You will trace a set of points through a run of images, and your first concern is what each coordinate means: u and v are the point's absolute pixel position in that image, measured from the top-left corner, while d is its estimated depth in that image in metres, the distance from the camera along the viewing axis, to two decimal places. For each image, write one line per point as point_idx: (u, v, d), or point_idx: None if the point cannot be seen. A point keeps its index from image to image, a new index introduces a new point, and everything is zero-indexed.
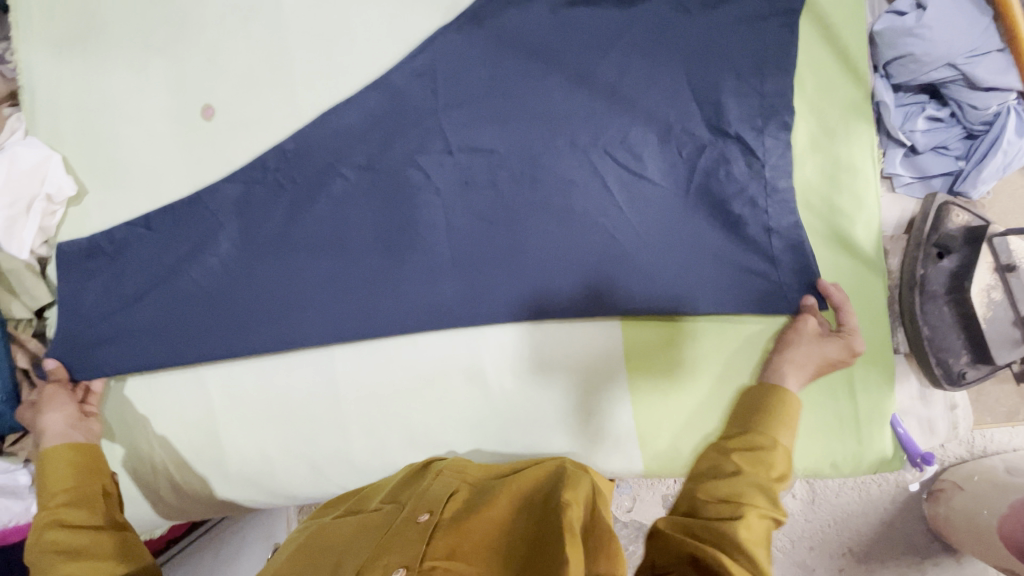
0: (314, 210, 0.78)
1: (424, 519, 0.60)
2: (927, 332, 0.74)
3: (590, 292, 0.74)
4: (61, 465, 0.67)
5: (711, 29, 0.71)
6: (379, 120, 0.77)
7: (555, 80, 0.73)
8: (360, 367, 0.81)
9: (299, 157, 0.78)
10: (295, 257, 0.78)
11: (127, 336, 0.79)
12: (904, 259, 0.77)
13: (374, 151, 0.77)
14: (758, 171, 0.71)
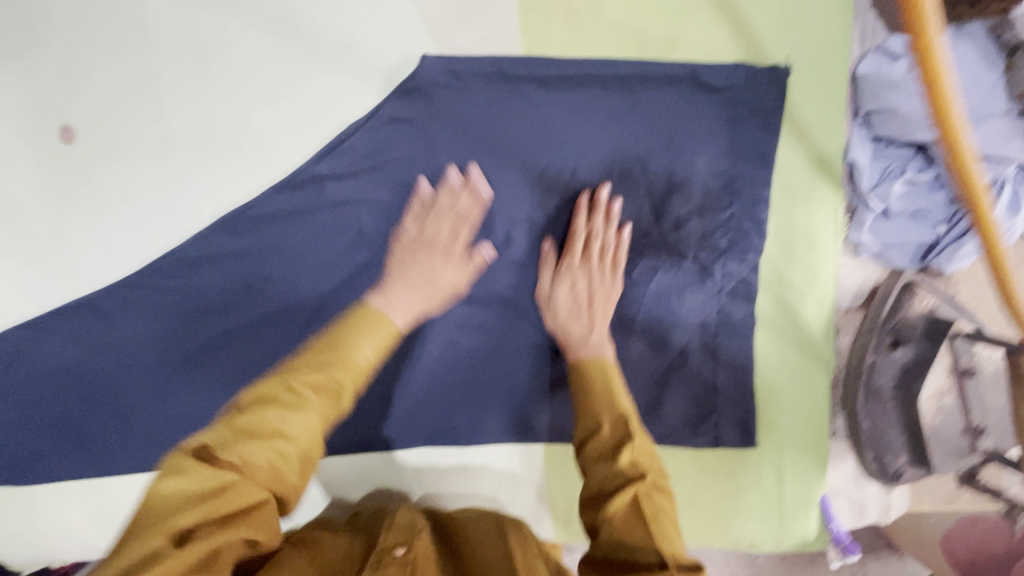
0: (219, 294, 0.73)
1: (401, 555, 0.57)
2: (867, 426, 0.68)
3: (489, 374, 0.74)
4: (293, 419, 0.54)
5: (656, 105, 0.66)
6: (297, 220, 0.70)
7: (509, 181, 0.68)
8: None
9: (204, 262, 0.72)
10: (196, 303, 0.73)
11: (15, 403, 0.74)
12: (856, 342, 0.69)
13: (288, 240, 0.71)
14: (714, 297, 0.69)
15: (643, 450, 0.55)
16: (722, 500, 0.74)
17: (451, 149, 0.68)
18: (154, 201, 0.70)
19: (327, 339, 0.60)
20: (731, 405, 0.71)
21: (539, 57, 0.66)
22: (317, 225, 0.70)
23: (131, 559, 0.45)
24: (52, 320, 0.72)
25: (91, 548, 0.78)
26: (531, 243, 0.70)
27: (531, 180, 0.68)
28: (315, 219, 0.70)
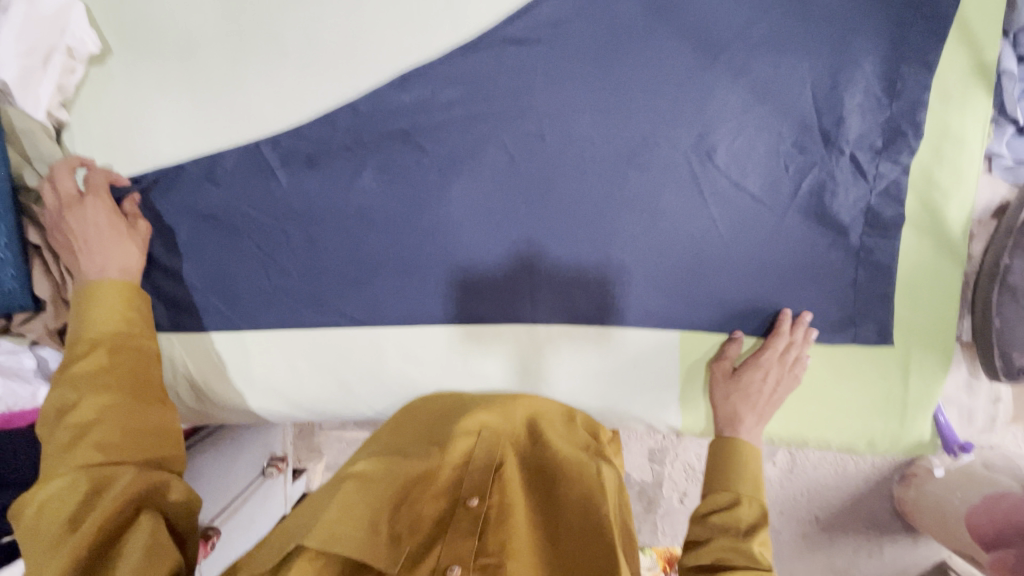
0: (380, 153, 0.73)
1: (474, 507, 0.64)
2: (998, 324, 0.72)
3: (639, 258, 0.75)
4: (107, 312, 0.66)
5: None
6: (472, 81, 0.71)
7: (685, 66, 0.71)
8: (405, 288, 0.76)
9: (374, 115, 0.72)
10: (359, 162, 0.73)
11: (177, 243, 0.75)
12: (990, 246, 0.74)
13: (462, 101, 0.72)
14: (867, 193, 0.73)
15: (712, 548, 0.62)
16: (846, 398, 0.78)
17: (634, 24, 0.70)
18: (335, 51, 0.71)
19: (431, 432, 0.74)
20: (867, 300, 0.75)
21: None
22: (492, 92, 0.72)
23: (109, 447, 0.59)
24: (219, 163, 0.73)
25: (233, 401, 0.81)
26: (705, 121, 0.72)
27: (713, 62, 0.71)
28: (493, 84, 0.71)
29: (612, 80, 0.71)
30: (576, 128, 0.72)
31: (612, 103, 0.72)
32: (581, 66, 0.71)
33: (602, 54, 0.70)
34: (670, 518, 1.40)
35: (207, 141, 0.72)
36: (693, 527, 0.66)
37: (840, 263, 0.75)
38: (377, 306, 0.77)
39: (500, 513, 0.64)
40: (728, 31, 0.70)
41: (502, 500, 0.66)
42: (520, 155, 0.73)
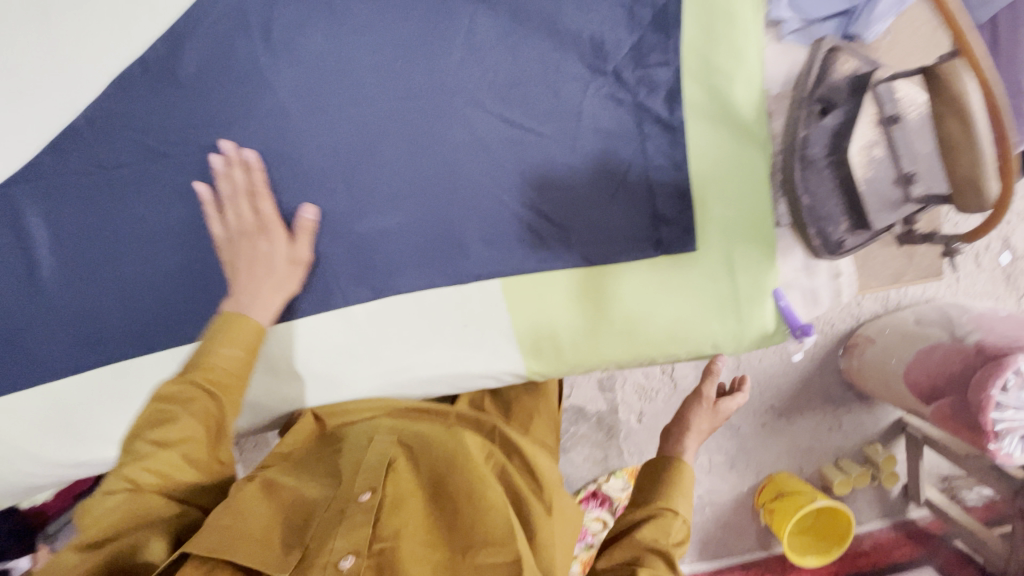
0: (135, 170, 0.69)
1: (367, 497, 0.61)
2: (808, 203, 0.68)
3: (430, 220, 0.72)
4: (230, 357, 0.66)
5: None
6: (200, 64, 0.66)
7: (419, 11, 0.66)
8: (199, 303, 0.72)
9: (113, 124, 0.67)
10: (115, 186, 0.69)
11: None
12: (788, 120, 0.69)
13: (193, 93, 0.66)
14: (641, 100, 0.70)
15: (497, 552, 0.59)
16: (675, 308, 0.76)
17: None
18: (43, 73, 0.66)
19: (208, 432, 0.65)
20: (670, 202, 0.73)
21: None
22: (233, 78, 0.66)
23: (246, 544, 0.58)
24: None
25: (78, 458, 0.77)
26: (454, 63, 0.68)
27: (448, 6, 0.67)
28: (221, 69, 0.66)
29: (346, 35, 0.66)
30: (325, 96, 0.68)
31: (354, 62, 0.67)
32: (309, 35, 0.65)
33: (331, 8, 0.65)
34: (632, 440, 1.48)
35: None
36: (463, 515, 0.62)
37: (631, 176, 0.72)
38: (177, 329, 0.73)
39: (396, 492, 0.64)
40: None
41: (397, 485, 0.65)
42: (270, 136, 0.68)
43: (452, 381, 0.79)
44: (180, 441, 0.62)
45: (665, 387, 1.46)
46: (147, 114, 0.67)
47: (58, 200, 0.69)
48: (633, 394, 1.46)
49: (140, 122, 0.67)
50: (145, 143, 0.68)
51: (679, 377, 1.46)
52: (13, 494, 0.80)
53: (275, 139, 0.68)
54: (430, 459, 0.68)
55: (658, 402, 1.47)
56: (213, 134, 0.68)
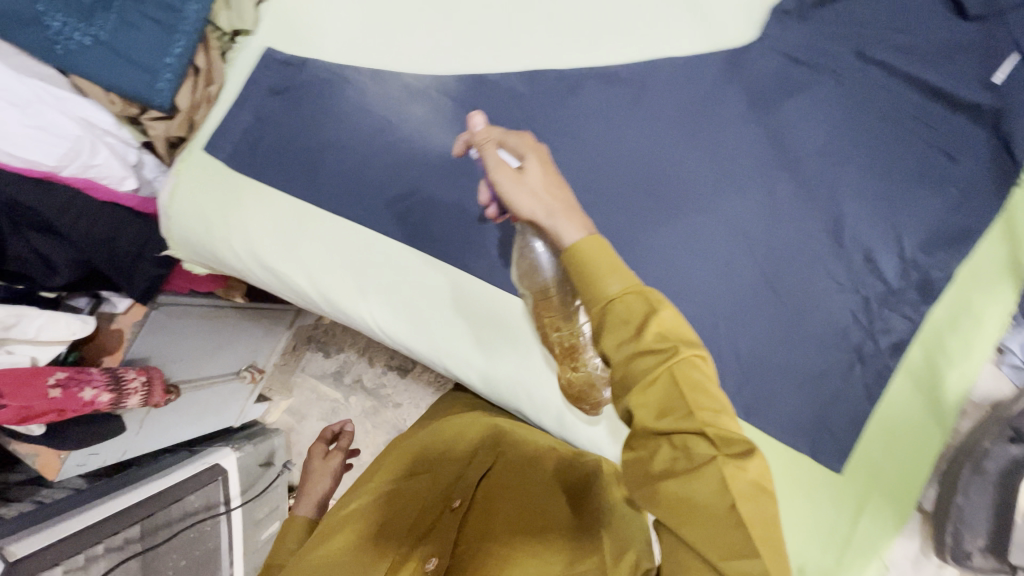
0: (485, 117, 0.85)
1: (456, 507, 0.80)
2: (960, 502, 0.74)
3: (645, 297, 0.82)
4: (422, 483, 0.85)
5: (893, 164, 0.80)
6: (588, 95, 0.84)
7: (753, 161, 0.82)
8: (445, 229, 0.85)
9: (503, 88, 0.86)
10: (463, 119, 0.86)
11: (286, 115, 0.88)
12: (976, 428, 0.76)
13: (563, 104, 0.84)
14: (870, 330, 0.79)
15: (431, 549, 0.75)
16: (796, 515, 0.78)
17: (734, 103, 0.82)
18: (488, 30, 0.87)
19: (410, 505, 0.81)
20: (846, 421, 0.78)
21: (817, 79, 0.81)
22: (597, 117, 0.84)
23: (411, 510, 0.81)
24: (356, 66, 0.88)
25: (264, 263, 0.88)
26: (750, 211, 0.81)
27: (775, 174, 0.81)
28: (594, 106, 0.84)
29: (691, 146, 0.82)
30: (644, 166, 0.83)
31: (684, 161, 0.82)
32: (665, 125, 0.83)
33: (695, 119, 0.82)
34: None
35: (356, 51, 0.88)
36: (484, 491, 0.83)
37: (823, 379, 0.79)
38: (417, 234, 0.85)
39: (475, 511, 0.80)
40: (795, 147, 0.81)
41: (485, 508, 0.80)
42: (593, 166, 0.84)
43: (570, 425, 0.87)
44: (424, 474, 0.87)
45: None
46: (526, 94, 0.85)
47: (424, 104, 0.87)
48: None
49: (517, 97, 0.85)
50: (508, 110, 0.85)
51: None
52: (207, 255, 0.91)
53: (595, 171, 0.84)
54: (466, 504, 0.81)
55: None
56: (552, 138, 0.84)
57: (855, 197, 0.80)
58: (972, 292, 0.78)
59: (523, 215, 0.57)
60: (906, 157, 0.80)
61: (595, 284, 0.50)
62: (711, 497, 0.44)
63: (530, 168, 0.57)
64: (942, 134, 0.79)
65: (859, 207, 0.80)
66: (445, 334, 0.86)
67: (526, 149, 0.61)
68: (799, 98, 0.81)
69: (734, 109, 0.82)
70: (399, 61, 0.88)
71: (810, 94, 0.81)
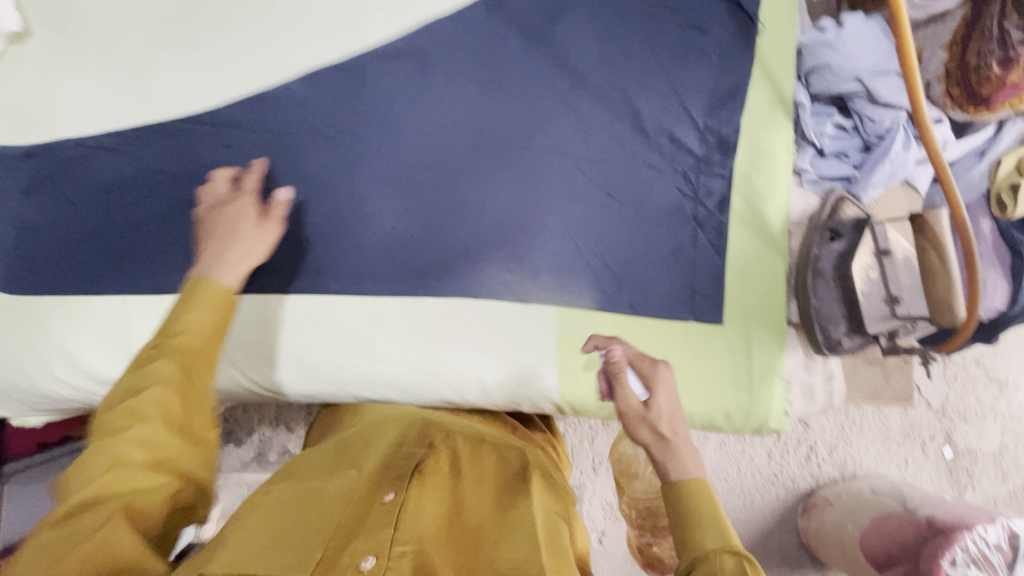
0: (282, 137, 0.81)
1: (390, 500, 0.66)
2: (816, 304, 0.85)
3: (505, 247, 0.86)
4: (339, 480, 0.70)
5: (662, 50, 0.88)
6: (375, 80, 0.82)
7: (548, 90, 0.86)
8: (287, 261, 0.81)
9: (288, 101, 0.81)
10: (261, 148, 0.81)
11: (67, 216, 0.79)
12: (804, 241, 0.88)
13: (353, 96, 0.82)
14: (695, 197, 0.90)
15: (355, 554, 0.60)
16: (701, 367, 0.88)
17: (511, 43, 0.85)
18: (244, 48, 0.80)
19: (302, 512, 0.65)
20: (710, 281, 0.88)
21: None
22: (395, 98, 0.82)
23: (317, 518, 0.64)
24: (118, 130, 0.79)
25: (107, 377, 0.78)
26: (563, 136, 0.87)
27: (572, 94, 0.87)
28: (386, 88, 0.82)
29: (491, 95, 0.85)
30: (457, 127, 0.85)
31: (490, 112, 0.85)
32: (459, 85, 0.84)
33: (485, 70, 0.85)
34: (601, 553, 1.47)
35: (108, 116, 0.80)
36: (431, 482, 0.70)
37: (675, 253, 0.89)
38: (261, 277, 0.82)
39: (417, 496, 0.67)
40: (578, 63, 0.87)
41: (420, 497, 0.67)
42: (411, 146, 0.84)
43: (494, 393, 0.86)
44: (334, 472, 0.72)
45: None
46: (313, 98, 0.81)
47: (208, 146, 0.80)
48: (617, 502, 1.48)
49: (304, 104, 0.81)
50: (303, 122, 0.81)
51: None
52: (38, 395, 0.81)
53: (413, 150, 0.84)
54: (417, 494, 0.68)
55: None
56: (361, 135, 0.82)
57: (642, 91, 0.88)
58: (759, 133, 0.89)
59: (644, 442, 0.72)
60: (670, 41, 0.88)
61: (697, 530, 0.61)
62: (714, 541, 0.59)
63: (658, 406, 0.73)
64: (689, 11, 0.88)
65: (649, 98, 0.89)
66: (332, 363, 0.81)
67: (654, 381, 0.76)
68: (564, 19, 0.86)
69: (514, 49, 0.85)
70: (161, 110, 0.79)
71: (572, 13, 0.87)
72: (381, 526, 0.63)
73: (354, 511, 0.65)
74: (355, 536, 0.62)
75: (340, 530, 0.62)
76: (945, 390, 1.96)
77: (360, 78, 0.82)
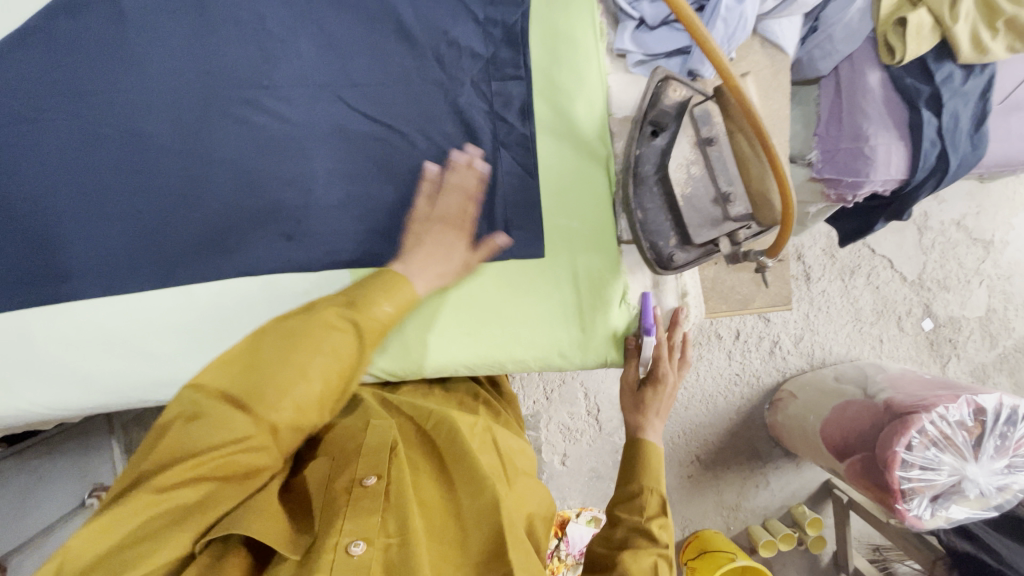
0: None
1: (372, 483, 0.58)
2: (641, 217, 0.71)
3: (274, 210, 0.74)
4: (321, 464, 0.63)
5: None
6: (71, 41, 0.69)
7: (282, 12, 0.70)
8: (28, 269, 0.72)
9: None
10: None
11: None
12: (626, 140, 0.73)
13: (52, 65, 0.69)
14: (492, 111, 0.74)
15: (420, 531, 0.57)
16: (526, 311, 0.77)
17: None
18: None
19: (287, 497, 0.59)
20: (518, 209, 0.76)
21: None
22: (100, 58, 0.69)
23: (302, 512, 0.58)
24: None
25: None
26: (315, 62, 0.72)
27: (315, 9, 0.71)
28: (85, 49, 0.69)
29: (213, 29, 0.70)
30: (182, 77, 0.70)
31: (217, 50, 0.70)
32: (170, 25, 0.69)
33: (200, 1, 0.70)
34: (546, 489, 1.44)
35: None
36: (402, 456, 0.62)
37: (479, 182, 0.75)
38: (1, 293, 0.72)
39: (402, 478, 0.60)
40: None
41: (401, 472, 0.61)
42: (133, 111, 0.70)
43: None
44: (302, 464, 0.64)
45: (592, 428, 1.43)
46: (6, 78, 0.69)
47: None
48: (555, 436, 1.43)
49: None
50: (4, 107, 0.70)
51: (604, 416, 1.44)
52: None
53: (138, 116, 0.70)
54: (396, 470, 0.61)
55: (582, 444, 1.44)
56: (74, 111, 0.70)
57: None
58: (556, 16, 0.72)
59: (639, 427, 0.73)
60: None
61: (649, 497, 0.67)
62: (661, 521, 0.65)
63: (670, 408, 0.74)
64: None
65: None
66: (111, 371, 0.74)
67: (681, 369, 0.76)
68: None
69: None
70: None
71: None
72: (387, 515, 0.57)
73: (339, 492, 0.58)
74: (344, 518, 0.55)
75: (325, 514, 0.56)
76: (922, 261, 1.78)
77: (54, 44, 0.69)
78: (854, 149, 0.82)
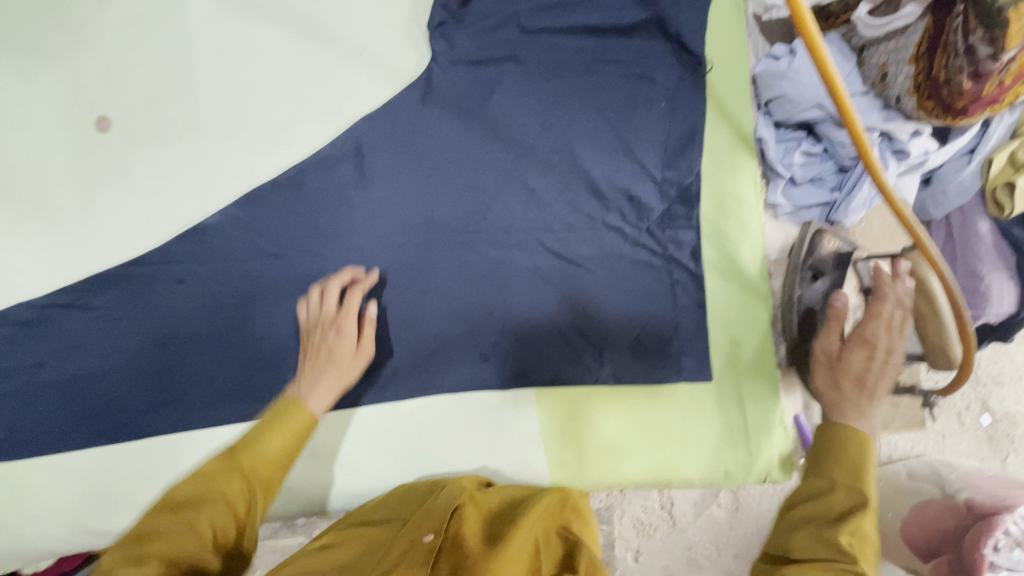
0: (229, 262, 0.79)
1: (430, 540, 0.61)
2: (806, 348, 0.82)
3: (474, 337, 0.82)
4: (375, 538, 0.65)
5: (608, 103, 0.83)
6: (315, 190, 0.80)
7: (495, 173, 0.83)
8: (252, 387, 0.79)
9: (229, 227, 0.79)
10: (207, 275, 0.79)
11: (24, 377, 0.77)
12: (786, 281, 0.86)
13: (295, 209, 0.80)
14: (665, 252, 0.85)
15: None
16: (693, 433, 0.84)
17: (446, 127, 0.82)
18: (180, 179, 0.79)
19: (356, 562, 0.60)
20: (687, 338, 0.84)
21: (501, 69, 0.82)
22: (337, 205, 0.80)
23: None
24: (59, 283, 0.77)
25: (91, 529, 0.78)
26: (521, 213, 0.84)
27: (523, 170, 0.84)
28: (328, 199, 0.80)
29: (438, 186, 0.82)
30: (408, 223, 0.82)
31: (440, 203, 0.82)
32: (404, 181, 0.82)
33: (429, 163, 0.82)
34: None
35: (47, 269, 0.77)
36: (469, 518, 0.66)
37: (654, 314, 0.84)
38: (223, 409, 0.79)
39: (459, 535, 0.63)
40: (524, 136, 0.84)
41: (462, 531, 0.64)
42: (361, 250, 0.81)
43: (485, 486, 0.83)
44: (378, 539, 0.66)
45: None
46: (252, 218, 0.79)
47: (159, 286, 0.78)
48: None
49: (244, 224, 0.79)
50: (248, 244, 0.79)
51: None
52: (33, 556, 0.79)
53: (364, 254, 0.81)
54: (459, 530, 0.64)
55: None
56: (308, 248, 0.80)
57: (594, 152, 0.84)
58: (725, 177, 0.85)
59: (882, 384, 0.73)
60: (617, 94, 0.83)
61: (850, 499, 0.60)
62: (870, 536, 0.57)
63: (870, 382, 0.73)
64: (635, 60, 0.83)
65: (602, 159, 0.84)
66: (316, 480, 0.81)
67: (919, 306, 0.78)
68: (498, 94, 0.83)
69: (452, 133, 0.82)
70: (106, 258, 0.78)
71: (504, 85, 0.82)
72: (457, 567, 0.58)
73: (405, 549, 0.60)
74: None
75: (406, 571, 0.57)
76: None
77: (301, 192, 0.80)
78: (971, 286, 0.93)
